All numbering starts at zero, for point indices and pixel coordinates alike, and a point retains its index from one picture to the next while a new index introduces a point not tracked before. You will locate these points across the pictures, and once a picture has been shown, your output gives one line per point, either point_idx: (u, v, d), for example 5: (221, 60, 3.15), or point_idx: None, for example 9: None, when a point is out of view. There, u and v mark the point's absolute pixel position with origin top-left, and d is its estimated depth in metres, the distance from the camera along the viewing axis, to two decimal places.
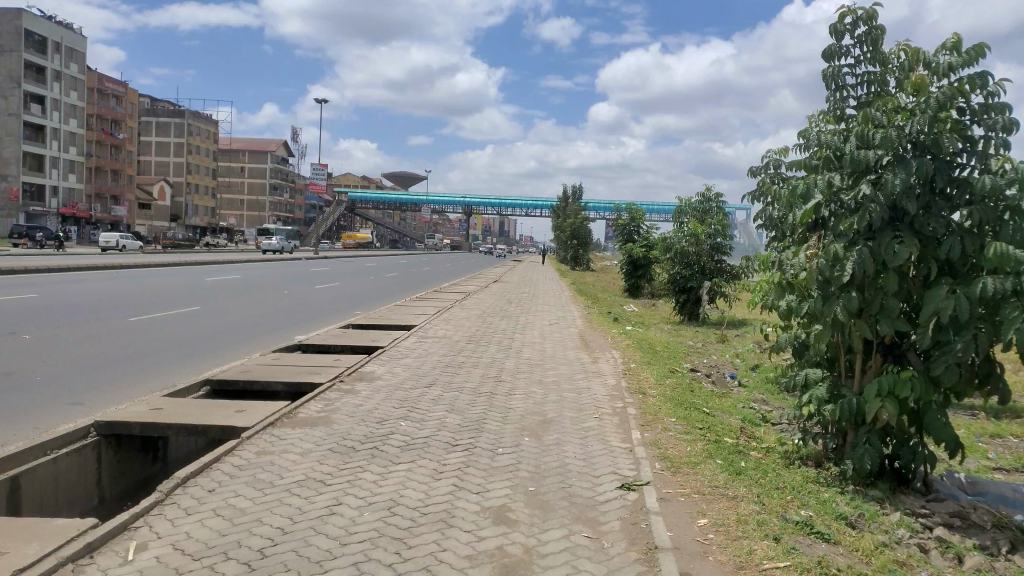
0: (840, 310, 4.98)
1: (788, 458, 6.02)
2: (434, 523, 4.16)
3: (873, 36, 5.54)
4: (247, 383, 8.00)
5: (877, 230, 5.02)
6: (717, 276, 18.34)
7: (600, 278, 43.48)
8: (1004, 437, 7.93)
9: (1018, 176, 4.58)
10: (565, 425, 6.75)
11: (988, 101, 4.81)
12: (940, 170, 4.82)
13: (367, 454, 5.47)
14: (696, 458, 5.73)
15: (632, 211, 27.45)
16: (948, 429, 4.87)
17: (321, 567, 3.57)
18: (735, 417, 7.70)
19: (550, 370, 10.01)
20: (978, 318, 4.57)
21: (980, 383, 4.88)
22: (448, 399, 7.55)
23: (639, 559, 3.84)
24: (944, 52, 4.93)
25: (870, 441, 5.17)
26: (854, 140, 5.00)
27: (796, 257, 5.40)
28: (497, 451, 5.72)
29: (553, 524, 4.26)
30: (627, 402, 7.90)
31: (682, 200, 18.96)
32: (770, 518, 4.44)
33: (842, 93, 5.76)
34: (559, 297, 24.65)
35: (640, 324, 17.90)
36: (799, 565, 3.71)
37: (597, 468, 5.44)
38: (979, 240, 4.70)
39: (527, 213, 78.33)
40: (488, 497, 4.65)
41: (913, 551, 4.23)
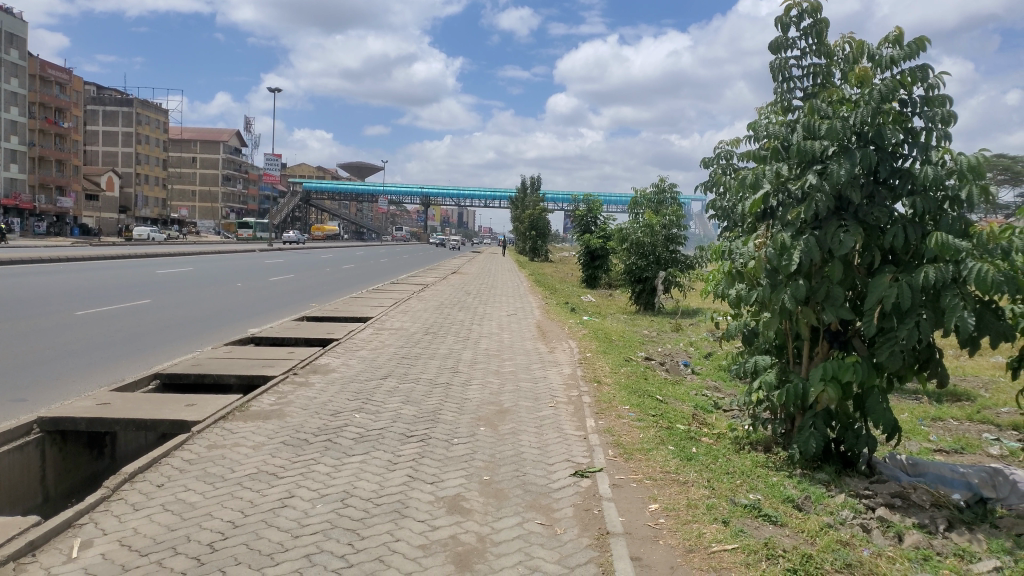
0: (788, 298, 5.08)
1: (738, 444, 6.14)
2: (387, 514, 4.15)
3: (818, 29, 5.64)
4: (198, 377, 7.85)
5: (823, 220, 5.14)
6: (673, 266, 18.60)
7: (558, 269, 43.65)
8: (944, 420, 8.22)
9: (957, 167, 4.71)
10: (522, 414, 6.79)
11: (929, 94, 4.95)
12: (883, 161, 4.95)
13: (320, 446, 5.43)
14: (649, 444, 5.83)
15: (589, 202, 27.69)
16: (890, 413, 5.04)
17: (272, 560, 3.55)
18: (687, 404, 7.84)
19: (506, 360, 10.05)
20: (921, 305, 4.70)
21: (921, 369, 5.03)
22: (403, 390, 7.54)
23: (592, 544, 3.89)
24: (887, 46, 5.04)
25: (815, 424, 5.33)
26: (801, 131, 5.10)
27: (745, 246, 5.50)
28: (453, 441, 5.73)
29: (507, 512, 4.29)
30: (582, 391, 7.96)
31: (638, 191, 19.16)
32: (719, 502, 4.54)
33: (789, 84, 5.86)
34: (516, 288, 24.68)
35: (597, 314, 18.04)
36: (746, 547, 3.80)
37: (551, 456, 5.49)
38: (921, 230, 4.84)
39: (485, 205, 78.23)
40: (442, 487, 4.65)
41: (856, 531, 4.37)
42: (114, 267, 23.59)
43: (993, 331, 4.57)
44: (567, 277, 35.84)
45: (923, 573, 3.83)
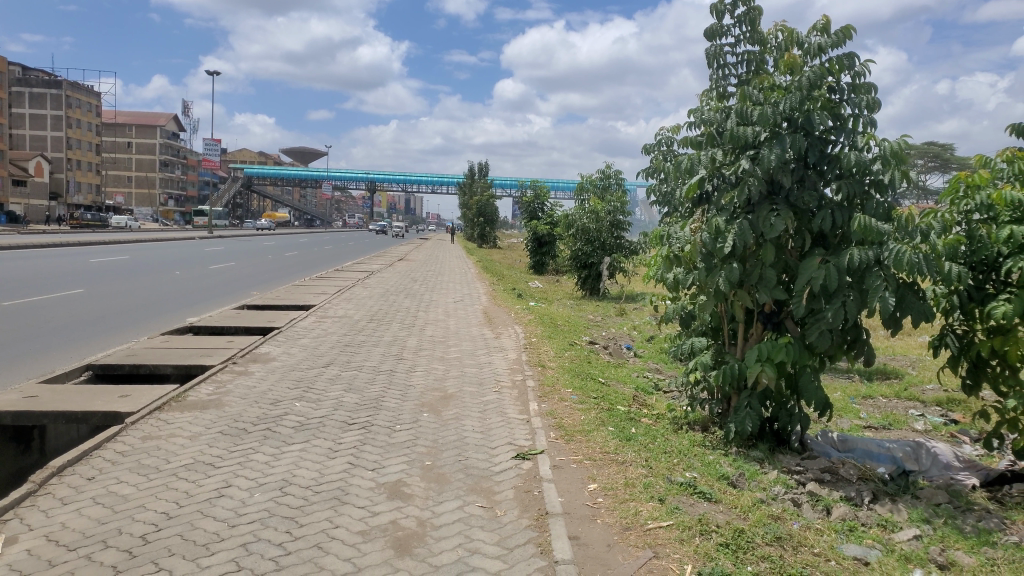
0: (722, 281, 5.21)
1: (676, 424, 6.27)
2: (327, 501, 4.13)
3: (752, 16, 5.75)
4: (132, 367, 7.66)
5: (756, 204, 5.26)
6: (618, 252, 18.79)
7: (506, 256, 43.61)
8: (874, 398, 8.54)
9: (882, 152, 4.87)
10: (465, 399, 6.82)
11: (855, 81, 5.11)
12: (812, 147, 5.09)
13: (259, 435, 5.36)
14: (589, 426, 5.92)
15: (535, 188, 27.77)
16: (819, 392, 5.21)
17: (208, 550, 3.50)
18: (628, 385, 7.99)
19: (452, 346, 10.06)
20: (847, 287, 4.87)
21: (848, 348, 5.21)
22: (345, 378, 7.49)
23: (531, 525, 3.94)
24: (815, 34, 5.18)
25: (750, 404, 5.49)
26: (734, 117, 5.20)
27: (682, 230, 5.61)
28: (395, 428, 5.73)
29: (448, 496, 4.31)
30: (526, 375, 8.04)
31: (584, 177, 19.30)
32: (656, 480, 4.64)
33: (724, 71, 5.97)
34: (463, 275, 24.61)
35: (543, 300, 18.13)
36: (681, 524, 3.90)
37: (494, 440, 5.53)
38: (848, 213, 5.00)
39: (432, 190, 77.66)
40: (384, 472, 4.65)
41: (788, 505, 4.52)
42: (45, 255, 22.78)
43: (914, 311, 4.76)
44: (514, 263, 35.89)
45: (848, 544, 4.00)
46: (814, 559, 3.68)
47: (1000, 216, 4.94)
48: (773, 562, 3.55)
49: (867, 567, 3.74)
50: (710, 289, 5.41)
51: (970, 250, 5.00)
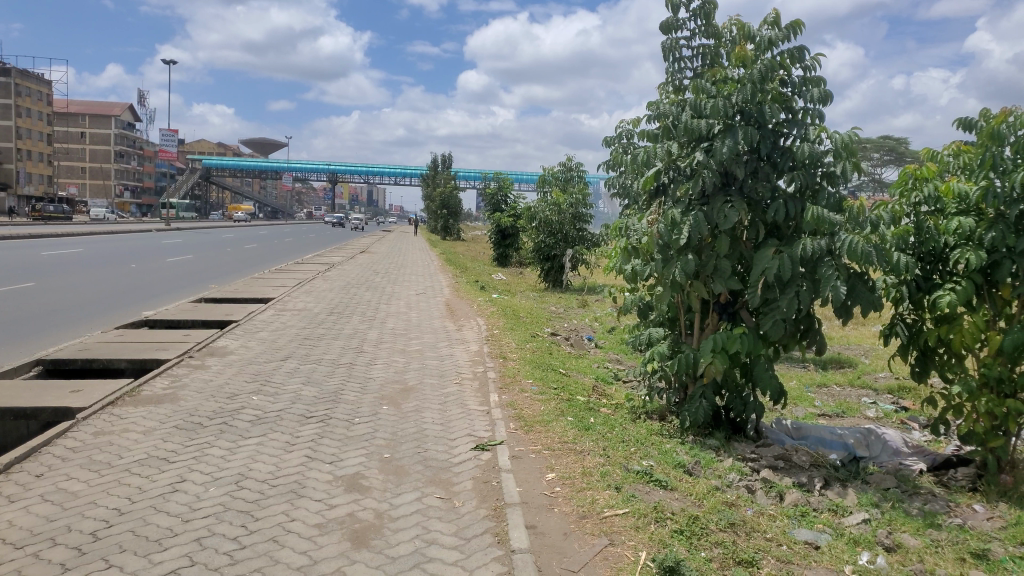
0: (679, 272, 5.28)
1: (635, 413, 6.35)
2: (283, 495, 4.10)
3: (706, 10, 5.81)
4: (85, 362, 7.50)
5: (710, 196, 5.34)
6: (580, 244, 18.88)
7: (469, 248, 43.57)
8: (829, 386, 8.74)
9: (833, 144, 4.97)
10: (426, 392, 6.80)
11: (806, 75, 5.20)
12: (765, 139, 5.18)
13: (215, 429, 5.29)
14: (549, 416, 5.96)
15: (499, 179, 27.73)
16: (773, 380, 5.31)
17: (160, 545, 3.45)
18: (588, 376, 8.07)
19: (413, 339, 10.03)
20: (800, 277, 4.98)
21: (801, 337, 5.32)
22: (304, 371, 7.43)
23: (489, 515, 3.96)
24: (766, 28, 5.25)
25: (704, 393, 5.59)
26: (688, 110, 5.26)
27: (640, 222, 5.66)
28: (354, 421, 5.69)
29: (406, 488, 4.31)
30: (487, 367, 8.06)
31: (546, 170, 19.33)
32: (613, 469, 4.70)
33: (680, 65, 6.02)
34: (426, 268, 24.50)
35: (506, 292, 18.15)
36: (636, 512, 3.95)
37: (453, 432, 5.54)
38: (800, 205, 5.10)
39: (395, 182, 77.10)
40: (341, 466, 4.63)
41: (742, 492, 4.61)
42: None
43: (864, 300, 4.88)
44: (478, 256, 35.84)
45: (800, 528, 4.10)
46: (766, 544, 3.76)
47: (947, 208, 5.08)
48: (726, 548, 3.62)
49: (817, 551, 3.83)
50: (667, 280, 5.49)
51: (919, 241, 5.12)
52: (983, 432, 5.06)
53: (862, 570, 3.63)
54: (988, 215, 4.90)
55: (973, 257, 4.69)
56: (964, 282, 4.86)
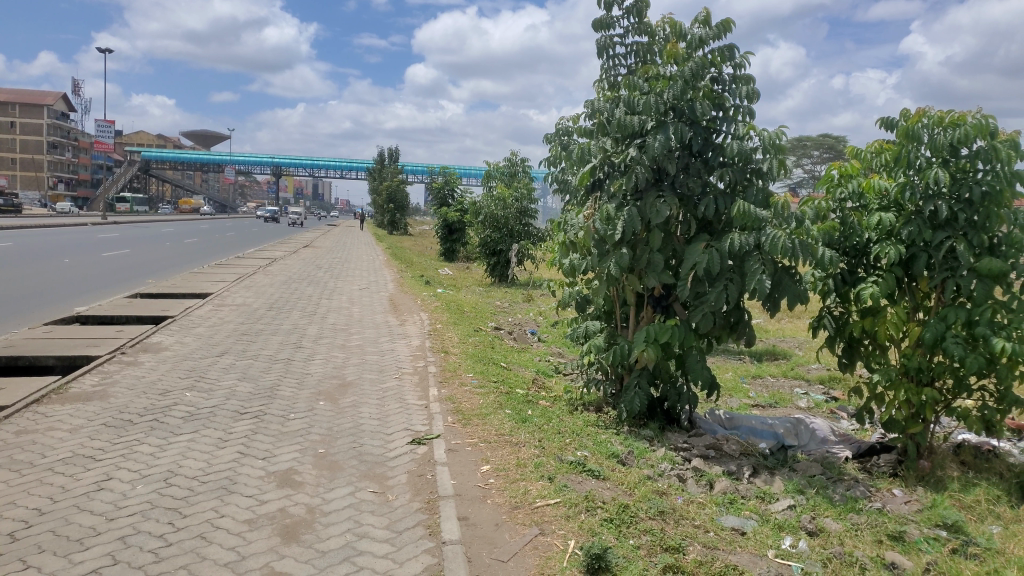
0: (613, 266, 5.39)
1: (573, 405, 6.43)
2: (213, 491, 4.04)
3: (639, 8, 5.90)
4: (9, 359, 7.22)
5: (644, 191, 5.44)
6: (526, 239, 18.94)
7: (415, 243, 43.35)
8: (763, 377, 8.99)
9: (761, 141, 5.12)
10: (364, 387, 6.75)
11: (736, 73, 5.34)
12: (697, 136, 5.31)
13: (145, 426, 5.17)
14: (487, 409, 6.00)
15: (445, 173, 27.56)
16: (705, 370, 5.44)
17: (82, 545, 3.37)
18: (529, 369, 8.14)
19: (354, 334, 9.96)
20: (729, 271, 5.12)
21: (731, 330, 5.48)
22: (240, 366, 7.31)
23: (421, 508, 3.98)
24: (697, 26, 5.37)
25: (640, 384, 5.72)
26: (622, 107, 5.36)
27: (576, 217, 5.75)
28: (289, 417, 5.63)
29: (340, 483, 4.29)
30: (428, 361, 8.05)
31: (491, 165, 19.38)
32: (547, 460, 4.76)
33: (614, 61, 6.10)
34: (372, 262, 24.28)
35: (452, 287, 18.08)
36: (567, 501, 4.02)
37: (390, 426, 5.53)
38: (730, 200, 5.24)
39: (340, 176, 76.09)
40: (274, 461, 4.58)
41: (673, 481, 4.71)
42: None
43: (790, 293, 5.04)
44: (426, 250, 35.70)
45: (727, 515, 4.22)
46: (693, 531, 3.86)
47: (870, 205, 5.27)
48: (654, 535, 3.70)
49: (743, 537, 3.95)
50: (603, 274, 5.60)
51: (843, 236, 5.31)
52: (904, 420, 5.27)
53: (784, 554, 3.76)
54: (906, 210, 5.10)
55: (892, 251, 4.87)
56: (885, 275, 5.04)
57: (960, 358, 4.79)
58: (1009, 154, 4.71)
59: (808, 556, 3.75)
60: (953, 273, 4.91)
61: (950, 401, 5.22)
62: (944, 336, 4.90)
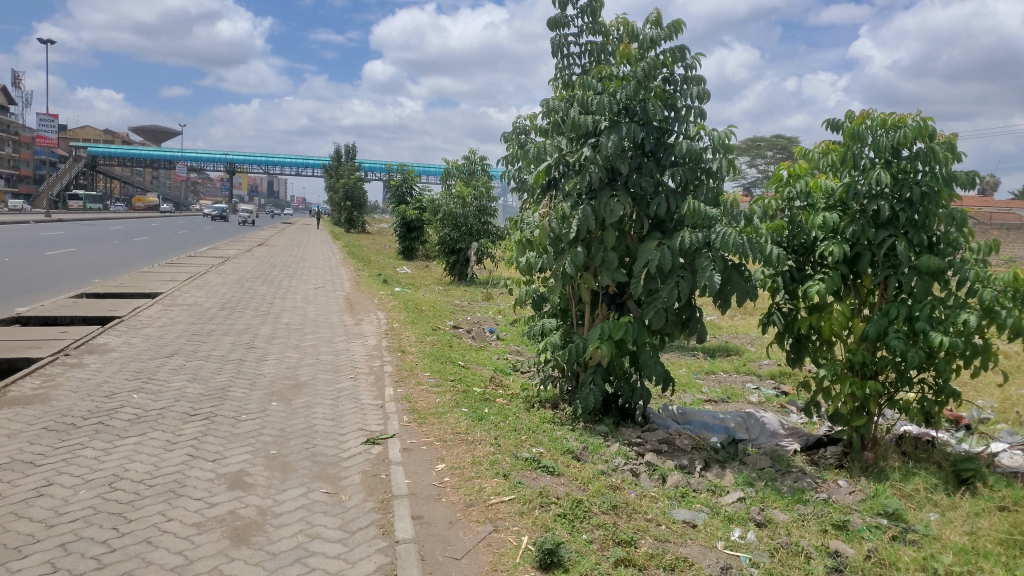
0: (569, 264, 5.43)
1: (529, 402, 6.46)
2: (160, 495, 3.97)
3: (593, 7, 5.94)
4: None
5: (598, 190, 5.49)
6: (484, 237, 18.94)
7: (373, 241, 42.98)
8: (716, 373, 9.14)
9: (711, 141, 5.21)
10: (318, 387, 6.69)
11: (687, 73, 5.42)
12: (649, 136, 5.38)
13: (89, 430, 5.05)
14: (443, 408, 5.99)
15: (403, 171, 27.35)
16: (658, 366, 5.52)
17: (21, 553, 3.28)
18: (487, 367, 8.16)
19: (309, 333, 9.85)
20: (681, 269, 5.20)
21: (683, 327, 5.57)
22: (190, 367, 7.18)
23: (375, 508, 3.96)
24: (649, 27, 5.43)
25: (595, 380, 5.77)
26: (576, 106, 5.40)
27: (532, 216, 5.78)
28: (240, 418, 5.55)
29: (292, 484, 4.25)
30: (384, 360, 8.01)
31: (450, 163, 19.23)
32: (503, 457, 4.78)
33: (568, 61, 6.14)
34: (328, 261, 24.02)
35: (410, 285, 18.00)
36: (521, 497, 4.04)
37: (344, 426, 5.49)
38: (681, 199, 5.33)
39: (296, 173, 75.04)
40: (225, 463, 4.52)
41: (627, 475, 4.77)
42: None
43: (740, 290, 5.14)
44: (385, 248, 35.45)
45: (679, 508, 4.29)
46: (645, 524, 3.91)
47: (817, 204, 5.40)
48: (606, 529, 3.74)
49: (694, 529, 4.02)
50: (558, 272, 5.64)
51: (791, 234, 5.43)
52: (849, 413, 5.42)
53: (733, 545, 3.84)
54: (851, 209, 5.23)
55: (837, 249, 5.00)
56: (831, 273, 5.17)
57: (902, 352, 4.94)
58: (946, 156, 4.87)
59: (756, 547, 3.83)
60: (895, 270, 5.07)
61: (893, 393, 5.39)
62: (887, 331, 5.05)
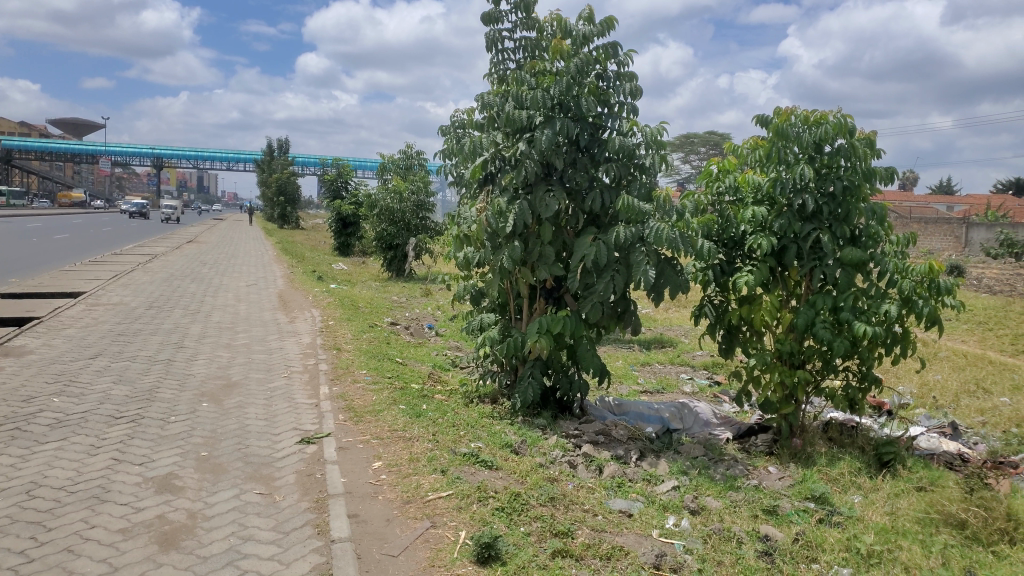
0: (506, 259, 5.44)
1: (468, 397, 6.45)
2: (83, 501, 3.81)
3: (525, 3, 5.94)
4: None
5: (534, 185, 5.52)
6: (422, 232, 18.86)
7: (308, 237, 42.21)
8: (651, 364, 9.30)
9: (643, 137, 5.29)
10: (250, 387, 6.55)
11: (620, 70, 5.49)
12: (583, 132, 5.42)
13: (6, 436, 4.82)
14: (380, 405, 5.93)
15: (338, 164, 26.87)
16: (595, 359, 5.57)
17: None
18: (425, 364, 8.11)
19: (242, 332, 9.63)
20: (616, 263, 5.25)
21: (619, 320, 5.64)
22: (116, 369, 6.93)
23: (310, 507, 3.90)
24: (582, 23, 5.47)
25: (533, 374, 5.81)
26: (510, 102, 5.40)
27: (469, 211, 5.75)
28: (169, 420, 5.39)
29: (223, 486, 4.14)
30: (319, 358, 7.89)
31: (385, 157, 18.60)
32: (440, 453, 4.76)
33: (503, 56, 6.14)
34: (262, 257, 23.49)
35: (346, 282, 17.75)
36: (459, 493, 4.03)
37: (278, 426, 5.38)
38: (615, 194, 5.40)
39: (227, 168, 73.12)
40: (152, 466, 4.38)
41: (564, 467, 4.81)
42: None
43: (673, 283, 5.23)
44: (320, 245, 34.90)
45: (615, 498, 4.35)
46: (582, 515, 3.95)
47: (745, 198, 5.54)
48: (544, 521, 3.77)
49: (630, 519, 4.08)
50: (496, 267, 5.64)
51: (721, 228, 5.56)
52: (778, 401, 5.58)
53: (667, 532, 3.91)
54: (779, 204, 5.38)
55: (766, 242, 5.12)
56: (760, 265, 5.31)
57: (827, 342, 5.11)
58: (865, 152, 5.05)
59: (689, 534, 3.91)
60: (820, 262, 5.23)
61: (820, 381, 5.57)
62: (813, 322, 5.21)
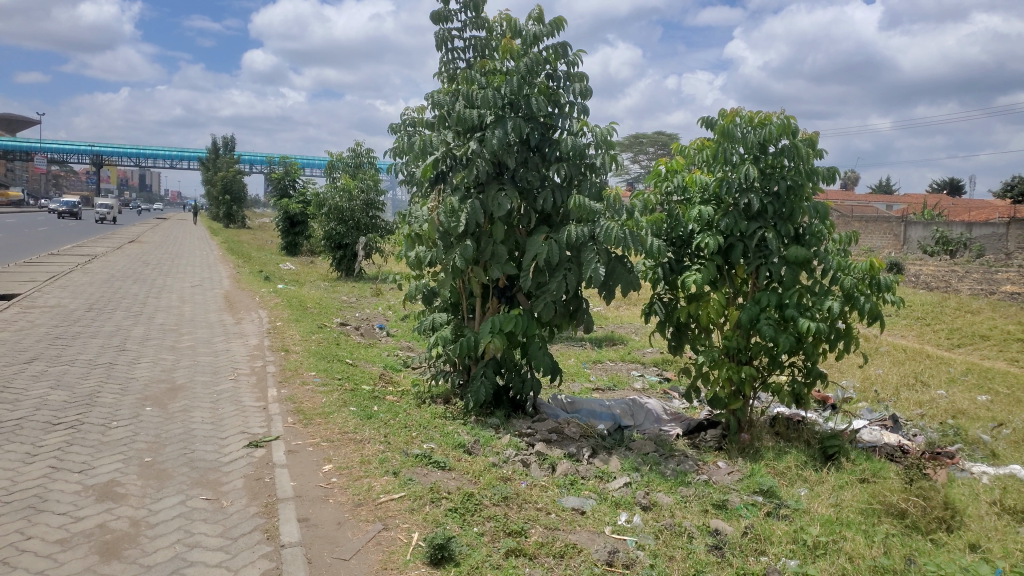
0: (458, 258, 5.42)
1: (420, 398, 6.40)
2: (18, 512, 3.66)
3: (475, 2, 5.92)
4: None
5: (486, 184, 5.51)
6: (372, 231, 18.69)
7: (255, 236, 41.38)
8: (602, 362, 9.37)
9: (594, 137, 5.33)
10: (196, 390, 6.38)
11: (570, 70, 5.51)
12: (534, 131, 5.43)
13: None
14: (331, 407, 5.85)
15: (285, 162, 26.38)
16: (547, 357, 5.58)
17: None
18: (376, 364, 8.03)
19: (186, 334, 9.38)
20: (567, 262, 5.28)
21: (571, 318, 5.67)
22: (53, 373, 6.68)
23: (259, 512, 3.82)
24: (532, 23, 5.48)
25: (485, 373, 5.80)
26: (461, 101, 5.38)
27: (420, 210, 5.72)
28: (110, 425, 5.22)
29: (168, 492, 4.03)
30: (267, 360, 7.74)
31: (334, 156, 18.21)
32: (392, 455, 4.71)
33: (453, 55, 6.10)
34: (207, 257, 22.92)
35: (294, 282, 17.45)
36: (412, 494, 4.00)
37: (225, 430, 5.26)
38: (567, 193, 5.42)
39: (170, 166, 71.26)
40: (93, 474, 4.23)
41: (517, 466, 4.81)
42: None
43: (623, 281, 5.27)
44: (267, 244, 34.23)
45: (568, 496, 4.36)
46: (535, 514, 3.95)
47: (693, 198, 5.62)
48: (498, 521, 3.76)
49: (583, 516, 4.11)
50: (448, 266, 5.61)
51: (670, 227, 5.63)
52: (726, 397, 5.68)
53: (619, 529, 3.95)
54: (725, 203, 5.47)
55: (713, 241, 5.21)
56: (708, 264, 5.39)
57: (773, 337, 5.22)
58: (808, 152, 5.17)
59: (641, 530, 3.95)
60: (766, 260, 5.34)
61: (766, 377, 5.68)
62: (758, 318, 5.31)
